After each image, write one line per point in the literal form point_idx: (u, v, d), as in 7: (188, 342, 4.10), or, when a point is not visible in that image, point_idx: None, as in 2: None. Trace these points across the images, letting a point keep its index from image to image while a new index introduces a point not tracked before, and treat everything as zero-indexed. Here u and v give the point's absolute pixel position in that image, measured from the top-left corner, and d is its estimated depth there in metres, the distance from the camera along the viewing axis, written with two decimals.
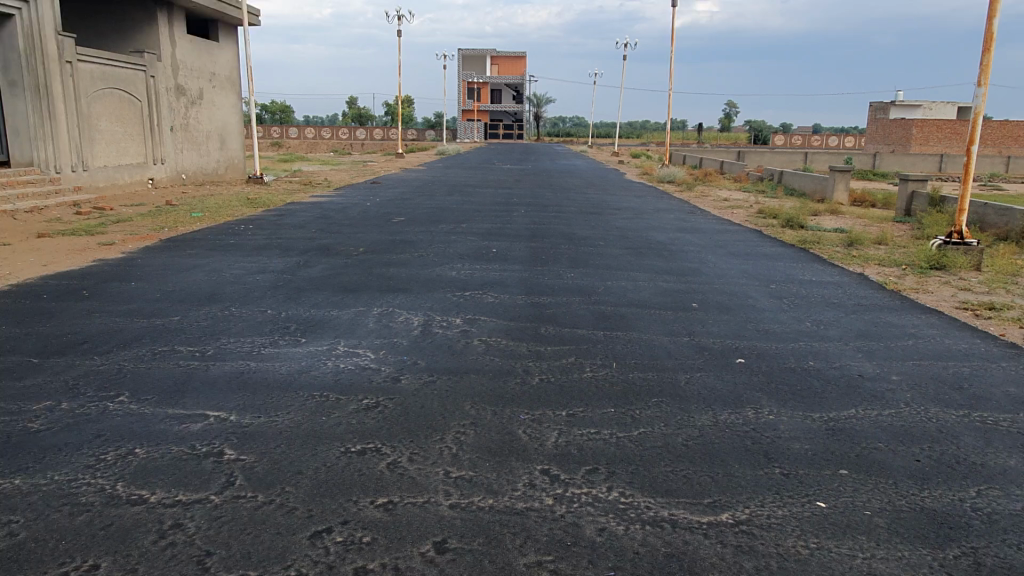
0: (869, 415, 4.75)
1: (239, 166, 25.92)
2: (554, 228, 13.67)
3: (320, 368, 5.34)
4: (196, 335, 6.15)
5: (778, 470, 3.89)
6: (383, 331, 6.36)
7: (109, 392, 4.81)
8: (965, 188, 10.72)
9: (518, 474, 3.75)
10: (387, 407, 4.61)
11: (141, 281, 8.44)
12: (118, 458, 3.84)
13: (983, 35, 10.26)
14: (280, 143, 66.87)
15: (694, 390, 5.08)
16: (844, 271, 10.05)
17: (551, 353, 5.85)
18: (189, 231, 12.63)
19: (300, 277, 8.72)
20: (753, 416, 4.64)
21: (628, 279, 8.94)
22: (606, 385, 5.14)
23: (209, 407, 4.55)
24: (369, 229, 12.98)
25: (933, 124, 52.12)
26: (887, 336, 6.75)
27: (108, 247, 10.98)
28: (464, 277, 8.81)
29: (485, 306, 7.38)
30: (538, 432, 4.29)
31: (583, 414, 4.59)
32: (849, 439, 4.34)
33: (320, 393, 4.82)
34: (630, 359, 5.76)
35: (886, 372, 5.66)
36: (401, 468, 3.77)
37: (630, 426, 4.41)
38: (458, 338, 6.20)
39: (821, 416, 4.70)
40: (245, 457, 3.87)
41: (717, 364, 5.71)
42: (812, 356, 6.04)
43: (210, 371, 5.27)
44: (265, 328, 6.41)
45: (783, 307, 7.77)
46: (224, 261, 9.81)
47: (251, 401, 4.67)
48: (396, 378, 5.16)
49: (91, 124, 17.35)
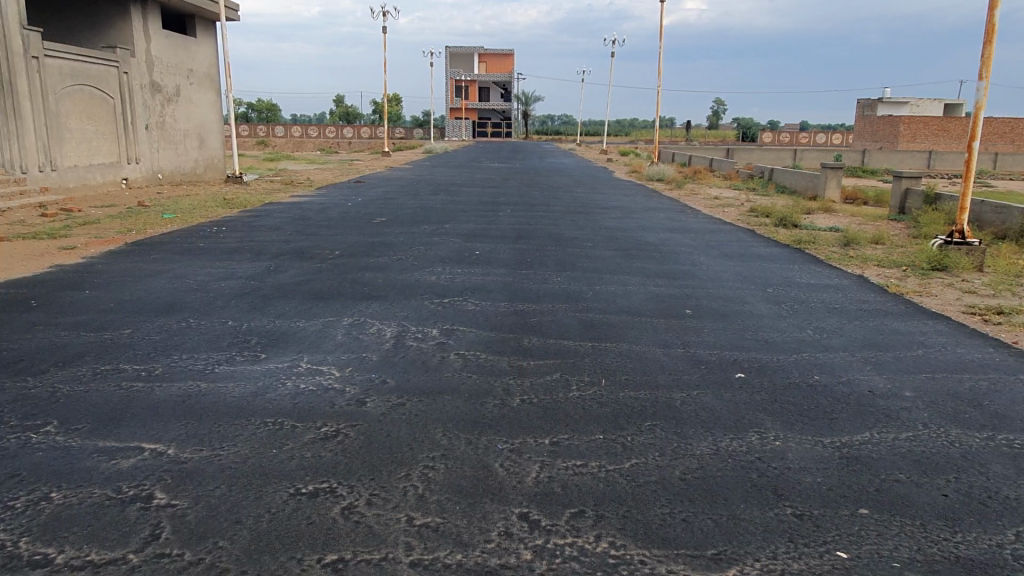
0: (885, 440, 4.27)
1: (219, 165, 25.27)
2: (541, 227, 13.19)
3: (278, 390, 4.81)
4: (144, 351, 5.61)
5: (790, 511, 3.41)
6: (351, 345, 5.85)
7: (35, 421, 4.28)
8: (966, 186, 10.25)
9: (492, 521, 3.25)
10: (348, 436, 4.10)
11: (97, 289, 7.87)
12: (30, 504, 3.34)
13: (984, 28, 9.86)
14: (265, 141, 65.74)
15: (691, 412, 4.60)
16: (842, 273, 9.61)
17: (534, 369, 5.34)
18: (158, 234, 12.05)
19: (269, 283, 8.21)
20: (757, 442, 4.16)
21: (618, 282, 8.47)
22: (594, 406, 4.64)
23: (146, 438, 4.04)
24: (349, 231, 12.44)
25: (920, 120, 51.89)
26: (894, 345, 6.28)
27: (70, 251, 10.40)
28: (445, 282, 8.32)
29: (464, 315, 6.87)
30: (517, 465, 3.80)
31: (569, 441, 4.10)
32: (865, 469, 3.88)
33: (274, 420, 4.29)
34: (620, 375, 5.26)
35: (899, 389, 5.18)
36: (358, 515, 3.27)
37: (620, 456, 3.93)
38: (433, 352, 5.69)
39: (833, 441, 4.23)
40: (180, 502, 3.36)
41: (714, 381, 5.21)
42: (817, 369, 5.57)
43: (155, 393, 4.74)
44: (222, 342, 5.88)
45: (782, 313, 7.31)
46: (190, 266, 9.26)
47: (196, 430, 4.15)
48: (361, 402, 4.63)
49: (59, 123, 16.70)
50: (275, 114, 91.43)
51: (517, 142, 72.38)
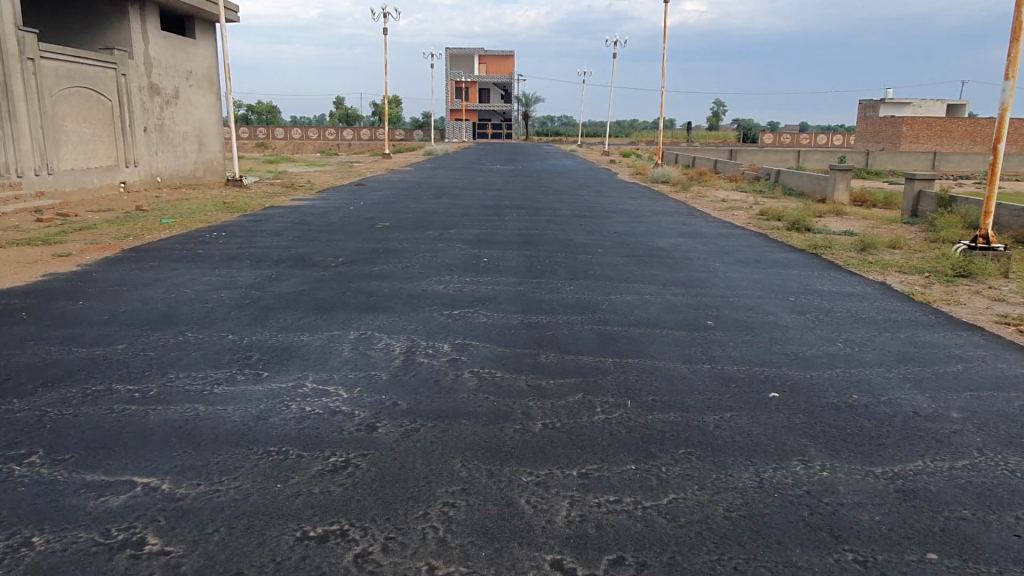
0: (941, 469, 3.94)
1: (219, 168, 24.93)
2: (548, 232, 12.86)
3: (282, 414, 4.47)
4: (139, 369, 5.28)
5: (850, 557, 3.09)
6: (359, 362, 5.51)
7: (20, 450, 3.95)
8: (990, 189, 9.92)
9: (523, 571, 2.93)
10: (360, 468, 3.76)
11: (91, 299, 7.55)
12: (7, 551, 3.01)
13: (1012, 26, 9.53)
14: (265, 143, 65.28)
15: (727, 437, 4.26)
16: (864, 280, 9.29)
17: (554, 389, 4.99)
18: (156, 240, 11.73)
19: (271, 293, 7.88)
20: (803, 473, 3.83)
21: (633, 291, 8.15)
22: (622, 431, 4.31)
23: (140, 471, 3.71)
24: (352, 236, 12.10)
25: (923, 120, 51.56)
26: (932, 360, 5.95)
27: (64, 258, 10.07)
28: (453, 292, 7.99)
29: (476, 328, 6.54)
30: (545, 502, 3.47)
31: (599, 473, 3.77)
32: (925, 505, 3.56)
33: (278, 450, 3.96)
34: (648, 395, 4.92)
35: (945, 409, 4.84)
36: (373, 564, 2.95)
37: (656, 491, 3.59)
38: (445, 370, 5.36)
39: (885, 471, 3.89)
40: (174, 548, 3.04)
41: (747, 402, 4.87)
42: (854, 387, 5.23)
43: (150, 418, 4.40)
44: (221, 359, 5.55)
45: (808, 324, 6.97)
46: (189, 274, 8.93)
47: (193, 462, 3.81)
48: (371, 427, 4.29)
49: (56, 125, 16.38)
50: (275, 115, 91.24)
51: (518, 143, 71.98)
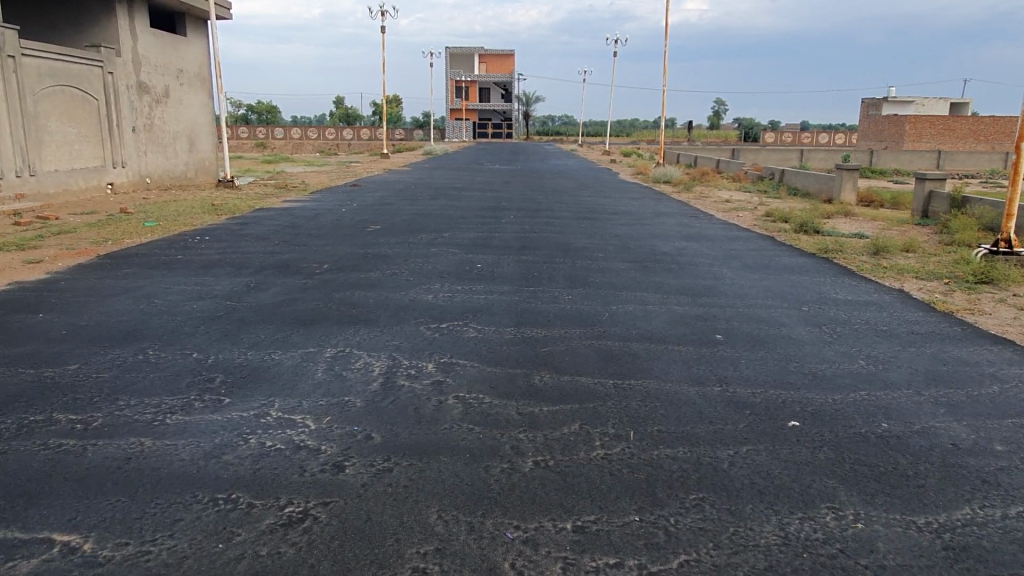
0: (993, 521, 3.40)
1: (211, 168, 24.39)
2: (546, 236, 12.32)
3: (237, 451, 3.93)
4: (87, 395, 4.74)
5: None
6: (333, 385, 4.98)
7: None
8: (1014, 190, 9.36)
9: None
10: (320, 521, 3.22)
11: (53, 312, 7.01)
12: None
13: None
14: (264, 142, 64.63)
15: (744, 479, 3.72)
16: (880, 288, 8.73)
17: (548, 419, 4.45)
18: (136, 244, 11.21)
19: (247, 304, 7.35)
20: (836, 526, 3.30)
21: (636, 301, 7.62)
22: (624, 472, 3.76)
23: (61, 527, 3.16)
24: (341, 240, 11.55)
25: (926, 119, 50.60)
26: (965, 380, 5.39)
27: (34, 265, 9.52)
28: (442, 302, 7.47)
29: (465, 344, 6.00)
30: (534, 567, 2.93)
31: (598, 527, 3.23)
32: (982, 569, 3.02)
33: (226, 498, 3.42)
34: (653, 425, 4.38)
35: (987, 441, 4.30)
36: None
37: (666, 552, 3.05)
38: (427, 395, 4.82)
39: (929, 523, 3.35)
40: None
41: (765, 433, 4.32)
42: (883, 414, 4.68)
43: (87, 456, 3.86)
44: (180, 383, 5.00)
45: (825, 338, 6.42)
46: (163, 282, 8.39)
47: (125, 514, 3.27)
48: (338, 468, 3.75)
49: (38, 125, 15.84)
50: (274, 115, 90.87)
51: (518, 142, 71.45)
